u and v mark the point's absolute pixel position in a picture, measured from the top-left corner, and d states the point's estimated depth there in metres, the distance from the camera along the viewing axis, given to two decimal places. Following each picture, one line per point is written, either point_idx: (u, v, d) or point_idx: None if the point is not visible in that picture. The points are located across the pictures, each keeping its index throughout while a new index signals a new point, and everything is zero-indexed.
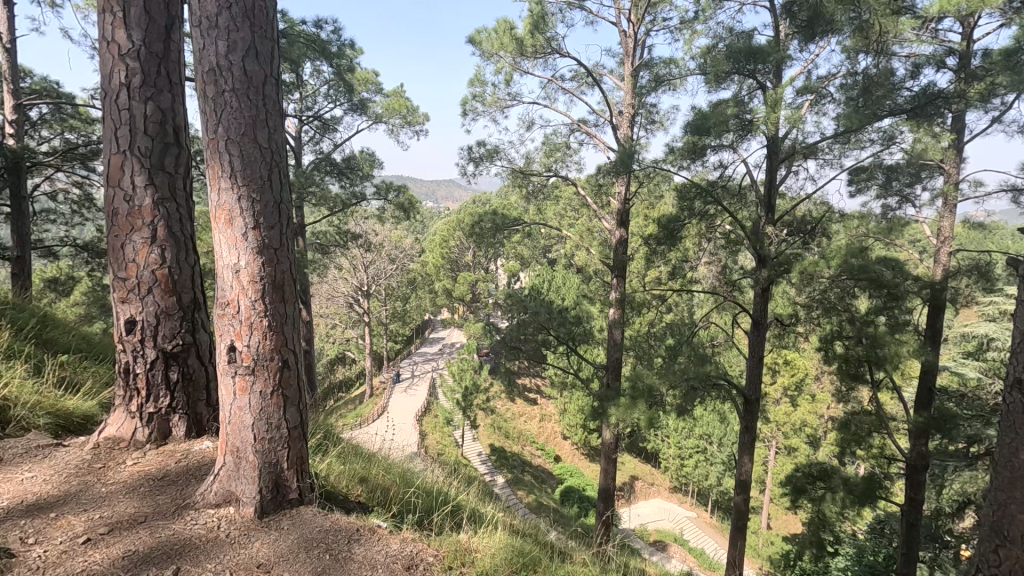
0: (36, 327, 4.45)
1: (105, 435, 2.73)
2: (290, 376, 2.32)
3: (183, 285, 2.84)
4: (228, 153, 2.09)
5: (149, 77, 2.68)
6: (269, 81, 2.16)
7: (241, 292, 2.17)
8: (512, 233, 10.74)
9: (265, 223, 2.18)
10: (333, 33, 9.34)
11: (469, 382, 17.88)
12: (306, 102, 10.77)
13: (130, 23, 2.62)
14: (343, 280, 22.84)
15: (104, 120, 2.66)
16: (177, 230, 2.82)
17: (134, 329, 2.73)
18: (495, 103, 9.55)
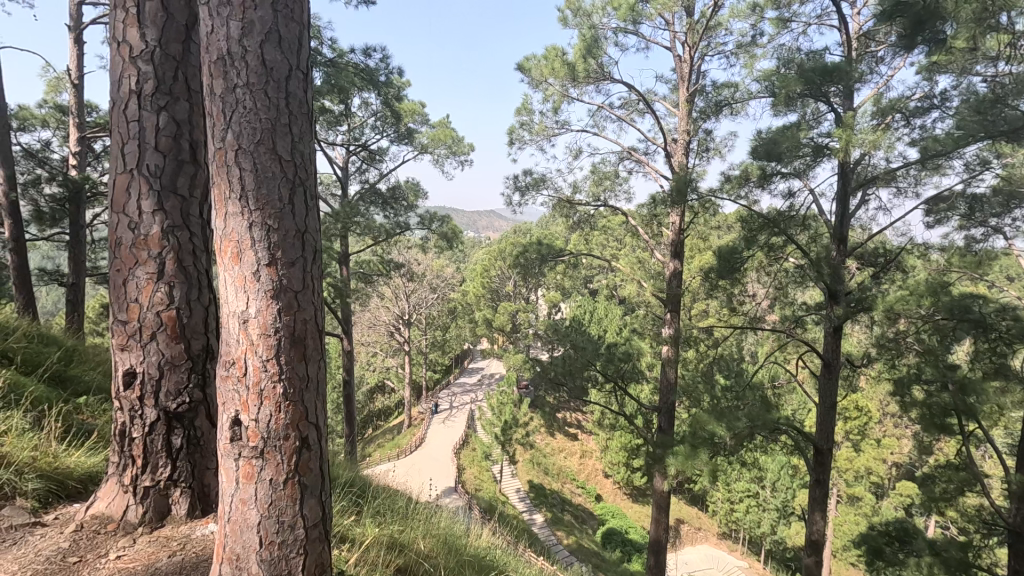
0: (57, 364, 4.09)
1: (92, 513, 2.24)
2: (310, 458, 1.77)
3: (194, 330, 2.37)
4: (239, 168, 1.61)
5: (163, 83, 2.27)
6: (295, 75, 1.68)
7: (250, 348, 1.66)
8: (557, 264, 10.12)
9: (284, 259, 1.66)
10: (381, 62, 9.14)
11: (509, 415, 17.06)
12: (353, 133, 10.63)
13: (145, 20, 2.23)
14: (385, 309, 22.68)
15: (112, 134, 2.27)
16: (190, 264, 2.36)
17: (133, 383, 2.26)
18: (542, 132, 9.12)
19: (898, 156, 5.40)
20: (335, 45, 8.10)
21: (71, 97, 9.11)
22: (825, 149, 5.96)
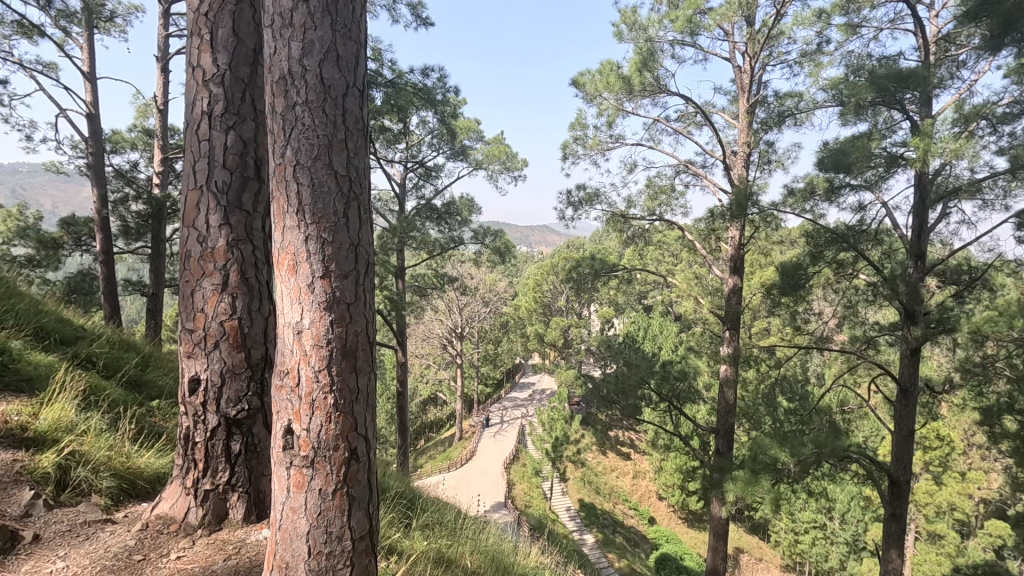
0: (134, 370, 4.35)
1: (157, 513, 2.34)
2: (359, 470, 1.77)
3: (255, 339, 2.45)
4: (297, 183, 1.66)
5: (232, 104, 2.39)
6: (351, 92, 1.72)
7: (303, 359, 1.69)
8: (611, 279, 9.96)
9: (337, 271, 1.69)
10: (439, 81, 9.39)
11: (559, 432, 16.78)
12: (411, 151, 10.92)
13: (217, 45, 2.37)
14: (439, 321, 23.01)
15: (185, 153, 2.41)
16: (252, 276, 2.45)
17: (198, 390, 2.37)
18: (596, 146, 9.06)
19: (984, 166, 4.97)
20: (395, 67, 8.38)
21: (157, 121, 9.84)
22: (900, 159, 5.58)
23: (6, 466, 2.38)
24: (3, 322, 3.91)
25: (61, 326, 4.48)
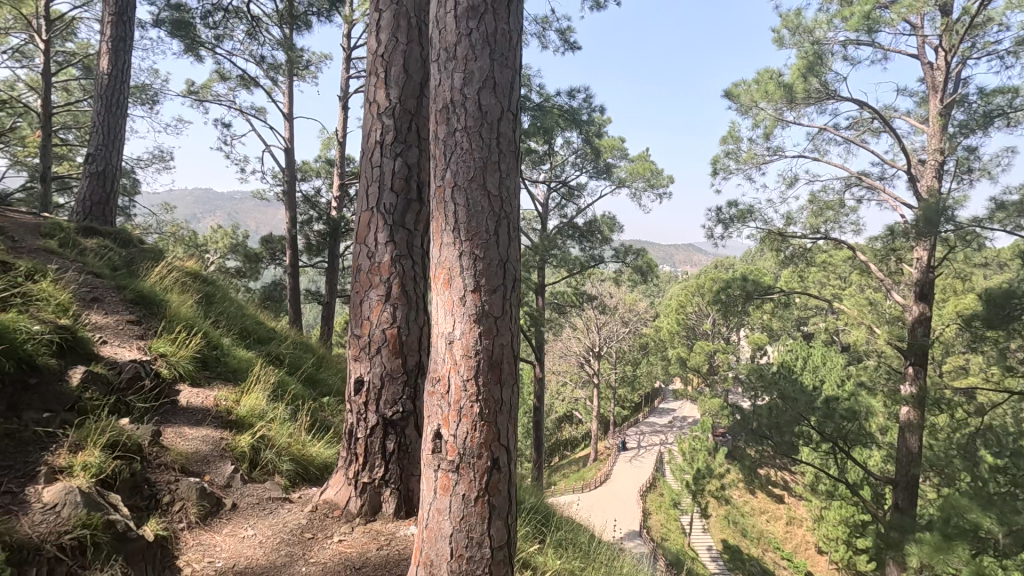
0: (310, 368, 4.97)
1: (324, 498, 2.64)
2: (499, 480, 1.83)
3: (411, 347, 2.66)
4: (454, 203, 1.78)
5: (400, 133, 2.65)
6: (506, 116, 1.81)
7: (453, 367, 1.79)
8: (765, 303, 9.16)
9: (487, 285, 1.78)
10: (585, 102, 9.52)
11: (702, 463, 15.65)
12: (555, 171, 11.18)
13: (390, 82, 2.65)
14: (576, 339, 22.96)
15: (361, 179, 2.72)
16: (411, 289, 2.67)
17: (361, 390, 2.63)
18: (750, 160, 8.48)
19: None
20: (543, 90, 8.69)
21: (337, 152, 11.28)
22: None
23: (215, 442, 2.84)
24: (218, 322, 4.72)
25: (258, 327, 5.29)
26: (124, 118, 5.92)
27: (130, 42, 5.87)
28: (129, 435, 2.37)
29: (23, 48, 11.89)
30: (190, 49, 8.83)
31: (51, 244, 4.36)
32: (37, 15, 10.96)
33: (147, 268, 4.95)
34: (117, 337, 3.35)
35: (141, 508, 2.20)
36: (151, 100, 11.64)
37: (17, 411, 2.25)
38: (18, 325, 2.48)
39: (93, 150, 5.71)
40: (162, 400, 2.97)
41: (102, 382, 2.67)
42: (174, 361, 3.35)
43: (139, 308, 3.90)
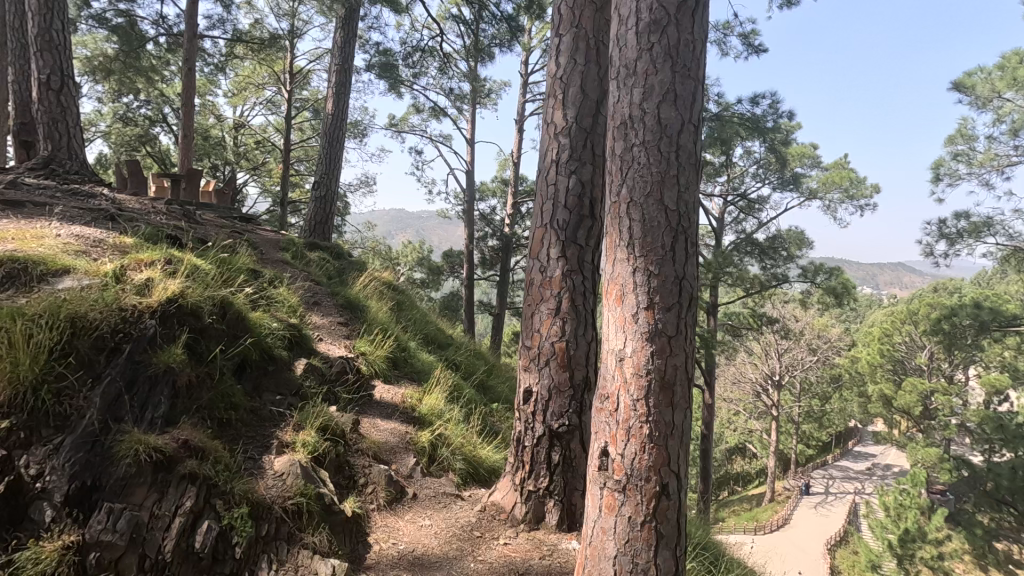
0: (482, 375, 5.28)
1: (492, 500, 2.77)
2: (668, 507, 1.75)
3: (578, 362, 2.69)
4: (629, 218, 1.77)
5: (575, 152, 2.71)
6: (686, 128, 1.75)
7: (623, 385, 1.76)
8: (1007, 336, 7.43)
9: (661, 303, 1.72)
10: (770, 108, 8.78)
11: (911, 524, 13.12)
12: (733, 183, 10.48)
13: (567, 103, 2.73)
14: (753, 365, 21.02)
15: (536, 197, 2.83)
16: (580, 304, 2.70)
17: (530, 400, 2.72)
18: (989, 163, 7.01)
19: None
20: (722, 99, 8.22)
21: (511, 172, 11.97)
22: None
23: (402, 435, 3.15)
24: (407, 328, 5.28)
25: (439, 334, 5.81)
26: (342, 151, 6.99)
27: (349, 87, 6.92)
28: (337, 421, 2.75)
29: (274, 98, 14.78)
30: (394, 88, 10.13)
31: (287, 257, 5.30)
32: (284, 71, 13.56)
33: (354, 278, 5.75)
34: (330, 336, 3.93)
35: (343, 486, 2.53)
36: (361, 134, 13.60)
37: (258, 392, 2.75)
38: (262, 322, 3.04)
39: (319, 179, 6.84)
40: (361, 393, 3.40)
41: (319, 374, 3.15)
42: (371, 359, 3.82)
43: (346, 312, 4.54)
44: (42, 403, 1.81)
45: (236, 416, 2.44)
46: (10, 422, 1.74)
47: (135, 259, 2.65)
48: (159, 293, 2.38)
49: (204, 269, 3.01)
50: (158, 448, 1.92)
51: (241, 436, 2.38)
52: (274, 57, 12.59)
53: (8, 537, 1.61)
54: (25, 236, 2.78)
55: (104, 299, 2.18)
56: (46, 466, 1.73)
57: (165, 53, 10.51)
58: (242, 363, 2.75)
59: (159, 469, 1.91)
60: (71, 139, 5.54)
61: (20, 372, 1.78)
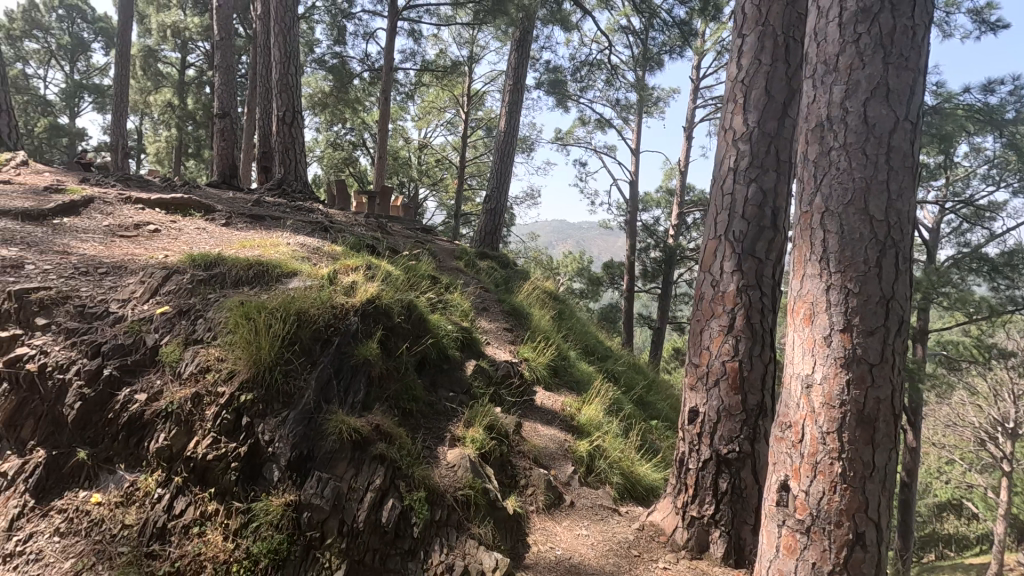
0: (642, 391, 5.13)
1: (651, 519, 2.68)
2: (864, 560, 1.52)
3: (752, 385, 2.49)
4: (823, 229, 1.60)
5: (757, 158, 2.52)
6: (902, 126, 1.53)
7: (810, 416, 1.59)
8: None
9: (861, 325, 1.52)
10: (1010, 95, 7.23)
11: None
12: (954, 187, 8.82)
13: (749, 106, 2.55)
14: (975, 407, 17.36)
15: (710, 207, 2.69)
16: (757, 322, 2.50)
17: (696, 420, 2.58)
18: None
19: None
20: (941, 88, 6.99)
21: (678, 181, 11.53)
22: None
23: (561, 442, 3.19)
24: (567, 337, 5.37)
25: (598, 345, 5.80)
26: (512, 166, 7.37)
27: (521, 105, 7.28)
28: (502, 421, 2.89)
29: (453, 120, 16.17)
30: (561, 103, 10.43)
31: (460, 265, 5.74)
32: (462, 95, 14.77)
33: (520, 286, 6.02)
34: (497, 341, 4.16)
35: (505, 484, 2.65)
36: (529, 149, 14.23)
37: (434, 387, 3.01)
38: (439, 324, 3.33)
39: (490, 193, 7.30)
40: (524, 397, 3.52)
41: (486, 375, 3.34)
42: (534, 366, 3.94)
43: (512, 318, 4.77)
44: (275, 381, 2.21)
45: (416, 408, 2.70)
46: (253, 395, 2.15)
47: (344, 264, 3.10)
48: (361, 294, 2.75)
49: (394, 274, 3.39)
50: (356, 428, 2.21)
51: (419, 427, 2.63)
52: (455, 82, 13.80)
53: (248, 488, 2.00)
54: (266, 244, 3.42)
55: (321, 298, 2.58)
56: (275, 434, 2.11)
57: (367, 87, 12.16)
58: (422, 360, 3.04)
59: (357, 447, 2.19)
60: (298, 163, 6.61)
61: (262, 355, 2.20)
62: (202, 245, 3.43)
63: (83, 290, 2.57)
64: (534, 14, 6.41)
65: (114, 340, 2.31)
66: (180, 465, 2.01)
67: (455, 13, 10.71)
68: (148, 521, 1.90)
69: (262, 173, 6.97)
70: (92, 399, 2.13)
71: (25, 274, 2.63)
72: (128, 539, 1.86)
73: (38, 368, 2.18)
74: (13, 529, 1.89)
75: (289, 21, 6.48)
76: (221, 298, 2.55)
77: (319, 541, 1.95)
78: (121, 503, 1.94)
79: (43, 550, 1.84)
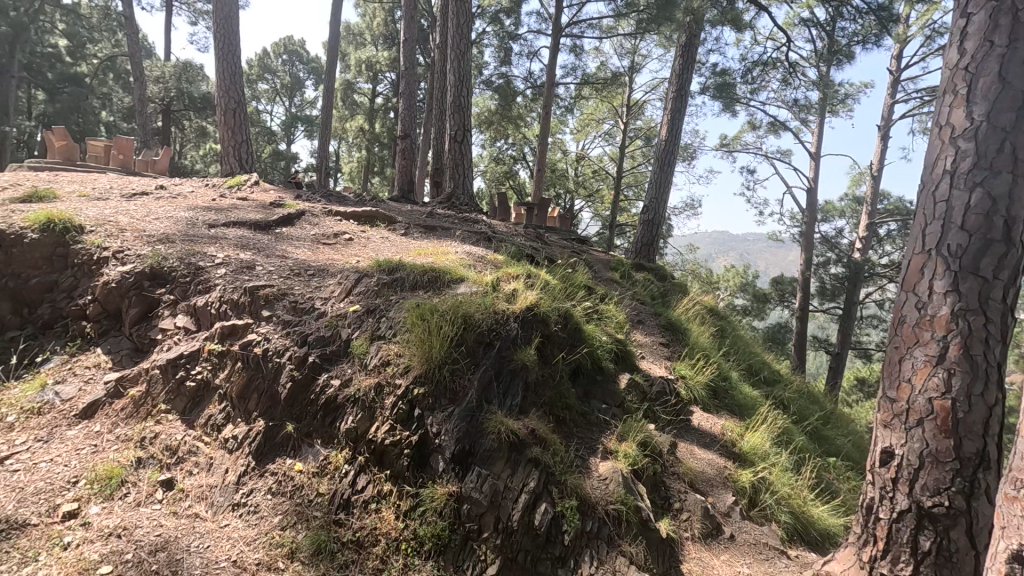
0: (818, 422, 4.56)
1: (826, 569, 2.37)
2: None
3: (970, 429, 2.07)
4: None
5: (983, 158, 2.11)
6: None
7: None
8: None
9: None
10: None
11: None
12: None
13: (974, 97, 2.15)
14: None
15: (918, 217, 2.32)
16: (979, 353, 2.07)
17: (890, 464, 2.24)
18: None
19: None
20: None
21: (868, 188, 10.12)
22: None
23: (721, 468, 2.95)
24: (729, 356, 4.99)
25: (765, 368, 5.30)
26: (672, 176, 7.11)
27: (684, 112, 6.98)
28: (656, 439, 2.77)
29: (611, 130, 16.12)
30: (729, 107, 9.82)
31: (616, 276, 5.68)
32: (622, 105, 14.65)
33: (677, 299, 5.76)
34: (652, 355, 4.02)
35: (658, 506, 2.54)
36: (691, 157, 13.62)
37: (588, 398, 3.00)
38: (594, 335, 3.32)
39: (648, 203, 7.13)
40: (680, 416, 3.35)
41: (640, 391, 3.24)
42: (691, 385, 3.73)
43: (669, 332, 4.58)
44: (443, 378, 2.39)
45: (569, 416, 2.72)
46: (424, 389, 2.36)
47: (506, 273, 3.25)
48: (521, 301, 2.85)
49: (552, 283, 3.47)
50: (514, 431, 2.29)
51: (573, 435, 2.65)
52: (615, 93, 13.74)
53: (417, 475, 2.19)
54: (438, 253, 3.72)
55: (485, 304, 2.74)
56: (442, 428, 2.27)
57: (529, 103, 12.67)
58: (576, 369, 3.06)
59: (513, 448, 2.26)
60: (465, 177, 7.10)
61: (433, 354, 2.40)
62: (385, 253, 3.85)
63: (295, 288, 3.04)
64: (703, 16, 6.11)
65: (317, 332, 2.70)
66: (363, 446, 2.28)
67: (617, 24, 10.69)
68: (336, 492, 2.19)
69: (434, 188, 7.63)
70: (299, 381, 2.51)
71: (255, 274, 3.20)
72: (321, 505, 2.16)
73: (262, 351, 2.63)
74: (239, 483, 2.30)
75: (464, 47, 7.02)
76: (401, 300, 2.83)
77: (476, 533, 2.07)
78: (316, 474, 2.26)
79: (259, 505, 2.22)
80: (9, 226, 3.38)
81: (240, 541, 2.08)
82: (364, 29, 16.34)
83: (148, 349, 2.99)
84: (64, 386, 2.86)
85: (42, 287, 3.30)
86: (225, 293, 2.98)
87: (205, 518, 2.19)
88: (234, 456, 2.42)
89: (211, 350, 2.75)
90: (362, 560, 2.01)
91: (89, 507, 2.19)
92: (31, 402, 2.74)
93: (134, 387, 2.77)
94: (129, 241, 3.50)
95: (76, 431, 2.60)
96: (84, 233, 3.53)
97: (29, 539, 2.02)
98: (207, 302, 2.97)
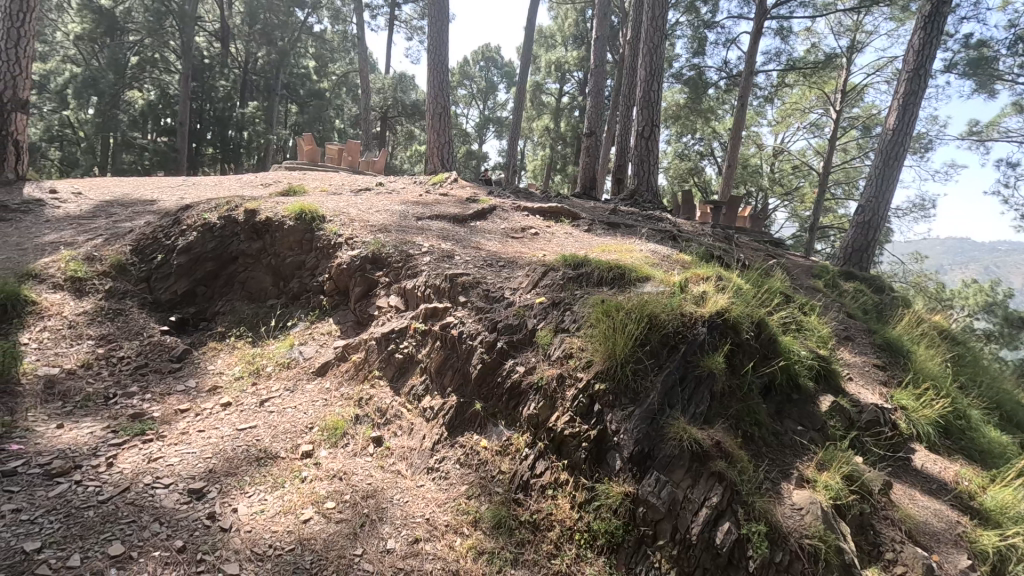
0: None
1: None
2: None
3: None
4: None
5: None
6: None
7: None
8: None
9: None
10: None
11: None
12: None
13: None
14: None
15: None
16: None
17: None
18: None
19: None
20: None
21: None
22: None
23: (953, 523, 2.43)
24: (967, 389, 4.10)
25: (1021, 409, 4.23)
26: (900, 171, 6.03)
27: (921, 95, 5.86)
28: (867, 474, 2.39)
29: (819, 120, 14.31)
30: (985, 87, 8.04)
31: (819, 284, 5.04)
32: (834, 92, 12.89)
33: (898, 316, 4.89)
34: (863, 378, 3.48)
35: (865, 552, 2.18)
36: (926, 148, 11.47)
37: (781, 417, 2.70)
38: (793, 347, 2.97)
39: (865, 202, 6.16)
40: (898, 453, 2.84)
41: (846, 417, 2.83)
42: (914, 418, 3.13)
43: (886, 354, 3.92)
44: (625, 376, 2.36)
45: (759, 434, 2.48)
46: (604, 385, 2.35)
47: (694, 274, 3.08)
48: (710, 304, 2.66)
49: (746, 288, 3.19)
50: (697, 440, 2.14)
51: (763, 455, 2.41)
52: (827, 77, 12.11)
53: (594, 469, 2.21)
54: (622, 250, 3.69)
55: (671, 304, 2.62)
56: (621, 426, 2.24)
57: (722, 95, 11.85)
58: (770, 383, 2.78)
59: (695, 458, 2.12)
60: (650, 174, 6.90)
61: (616, 351, 2.38)
62: (569, 248, 3.92)
63: (487, 278, 3.27)
64: None
65: (506, 320, 2.87)
66: (543, 434, 2.37)
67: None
68: (516, 473, 2.33)
69: (616, 184, 7.56)
70: (488, 364, 2.70)
71: (454, 263, 3.51)
72: (502, 482, 2.33)
73: (457, 333, 2.89)
74: (434, 449, 2.57)
75: (657, 39, 6.78)
76: (585, 295, 2.86)
77: (650, 539, 2.03)
78: (498, 453, 2.43)
79: (448, 472, 2.46)
80: (275, 214, 4.19)
81: (432, 501, 2.33)
82: (555, 32, 16.83)
83: (367, 323, 3.48)
84: (306, 347, 3.47)
85: (294, 265, 4.04)
86: (429, 279, 3.32)
87: (405, 476, 2.49)
88: (430, 424, 2.70)
89: (416, 329, 3.09)
90: (537, 541, 2.12)
91: (320, 450, 2.63)
92: (283, 357, 3.38)
93: (355, 354, 3.25)
94: (357, 230, 4.09)
95: (313, 386, 3.14)
96: (325, 222, 4.22)
97: (278, 468, 2.50)
98: (414, 286, 3.35)
